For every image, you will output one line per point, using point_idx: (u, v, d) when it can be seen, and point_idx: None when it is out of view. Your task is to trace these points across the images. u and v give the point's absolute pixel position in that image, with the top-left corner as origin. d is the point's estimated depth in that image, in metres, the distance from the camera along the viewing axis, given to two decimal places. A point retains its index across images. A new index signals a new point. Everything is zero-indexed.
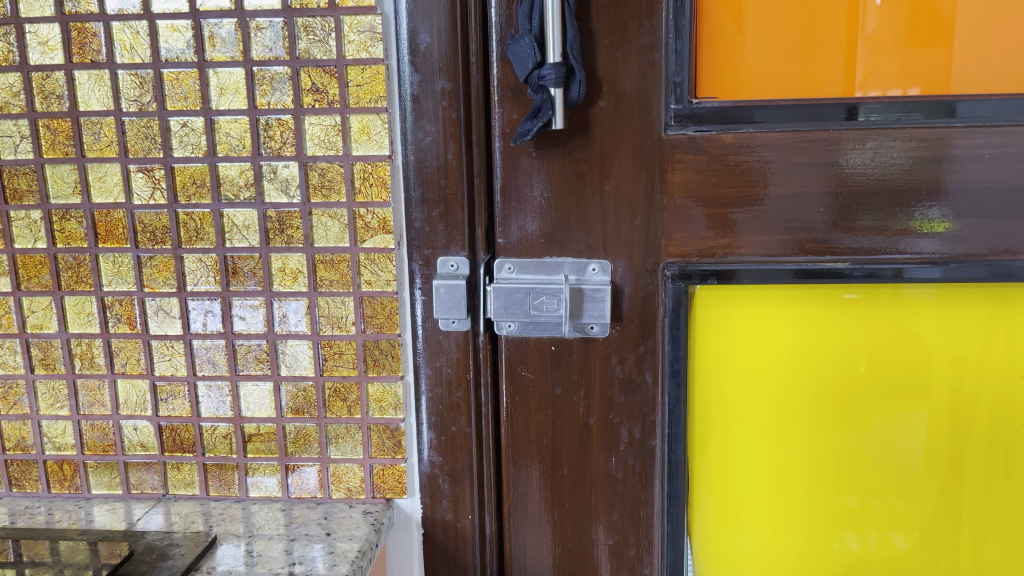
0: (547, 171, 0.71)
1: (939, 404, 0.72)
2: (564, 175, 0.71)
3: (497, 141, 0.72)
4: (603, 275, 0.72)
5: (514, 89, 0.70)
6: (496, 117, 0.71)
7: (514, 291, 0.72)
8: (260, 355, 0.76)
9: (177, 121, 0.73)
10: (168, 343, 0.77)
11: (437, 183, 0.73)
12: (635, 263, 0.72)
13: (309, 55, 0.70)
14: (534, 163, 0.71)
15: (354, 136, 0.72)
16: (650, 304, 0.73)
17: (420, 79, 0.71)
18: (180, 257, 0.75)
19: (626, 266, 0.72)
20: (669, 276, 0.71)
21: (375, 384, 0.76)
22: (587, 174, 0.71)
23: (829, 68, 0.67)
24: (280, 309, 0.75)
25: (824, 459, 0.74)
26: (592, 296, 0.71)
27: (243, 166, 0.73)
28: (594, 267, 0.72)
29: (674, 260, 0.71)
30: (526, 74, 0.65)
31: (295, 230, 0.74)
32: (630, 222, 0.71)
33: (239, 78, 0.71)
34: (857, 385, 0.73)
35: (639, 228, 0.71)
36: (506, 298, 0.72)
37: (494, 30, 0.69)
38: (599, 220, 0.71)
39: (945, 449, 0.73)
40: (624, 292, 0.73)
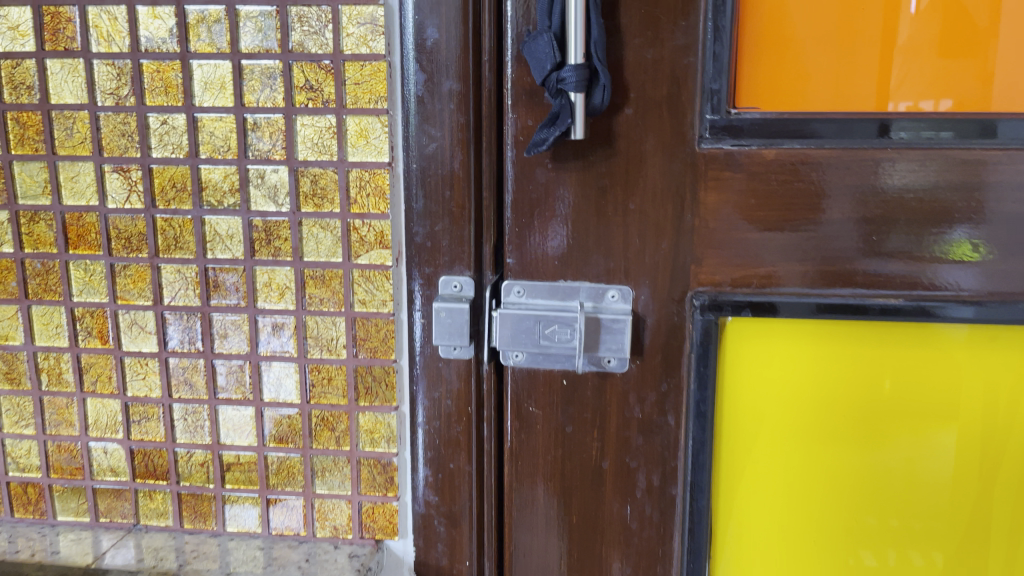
0: (565, 185, 0.63)
1: (971, 420, 0.63)
2: (583, 190, 0.63)
3: (509, 149, 0.64)
4: (623, 302, 0.64)
5: (530, 92, 0.62)
6: (509, 123, 0.64)
7: (523, 318, 0.64)
8: (241, 377, 0.69)
9: (157, 118, 0.66)
10: (142, 361, 0.70)
11: (441, 195, 0.65)
12: (660, 290, 0.64)
13: (303, 49, 0.63)
14: (550, 176, 0.63)
15: (350, 141, 0.65)
16: (674, 337, 0.65)
17: (425, 78, 0.64)
18: (156, 267, 0.68)
19: (649, 294, 0.64)
20: (697, 307, 0.64)
21: (366, 415, 0.69)
22: (611, 189, 0.63)
23: (861, 82, 0.59)
24: (266, 327, 0.68)
25: (842, 476, 0.65)
26: (611, 327, 0.63)
27: (227, 169, 0.66)
28: (614, 294, 0.64)
29: (703, 289, 0.64)
30: (543, 75, 0.58)
31: (283, 241, 0.66)
32: (656, 244, 0.63)
33: (225, 72, 0.64)
34: (879, 397, 0.64)
35: (665, 252, 0.63)
36: (513, 325, 0.64)
37: (509, 26, 0.62)
38: (621, 241, 0.64)
39: (974, 473, 0.64)
40: (646, 323, 0.65)
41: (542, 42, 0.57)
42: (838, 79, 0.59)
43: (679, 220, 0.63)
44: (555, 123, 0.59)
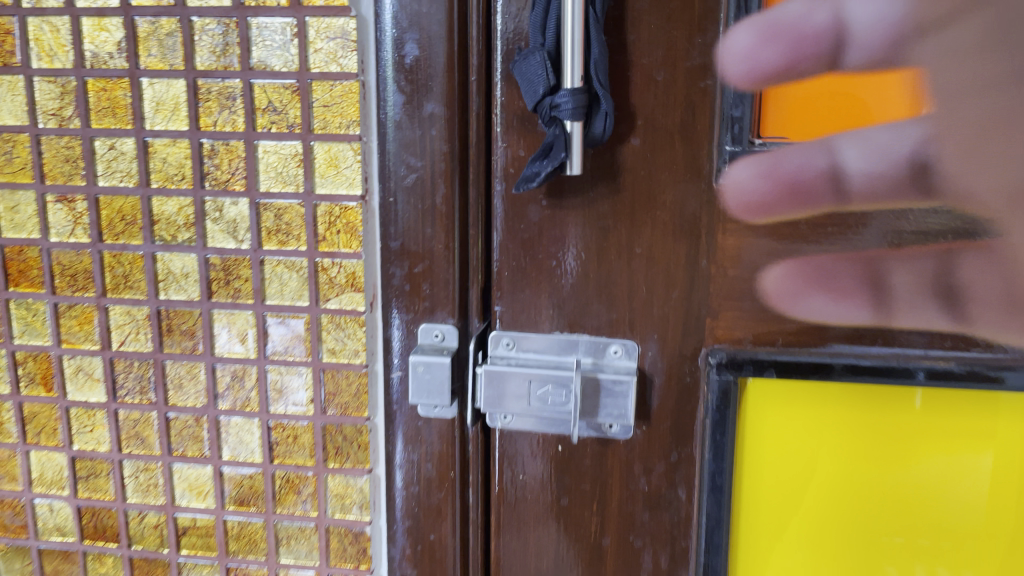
0: (562, 223, 0.55)
1: (1014, 441, 0.53)
2: (583, 230, 0.55)
3: (497, 183, 0.56)
4: (626, 359, 0.56)
5: (522, 117, 0.54)
6: (498, 154, 0.55)
7: (512, 377, 0.56)
8: (198, 433, 0.62)
9: (104, 142, 0.58)
10: (89, 412, 0.63)
11: (422, 233, 0.57)
12: (670, 346, 0.56)
13: (265, 66, 0.56)
14: (544, 214, 0.55)
15: (319, 170, 0.57)
16: (686, 400, 0.56)
17: (404, 101, 0.56)
18: (104, 308, 0.61)
19: (657, 350, 0.56)
20: (713, 365, 0.55)
21: (336, 477, 0.61)
22: (614, 229, 0.55)
23: (894, 87, 0.49)
24: (225, 378, 0.61)
25: (863, 503, 0.55)
26: (612, 389, 0.55)
27: (182, 201, 0.58)
28: (616, 350, 0.56)
29: (721, 346, 0.55)
30: (535, 100, 0.50)
31: (243, 282, 0.59)
32: (666, 293, 0.55)
33: (179, 92, 0.57)
34: (907, 415, 0.54)
35: (676, 303, 0.55)
36: (500, 384, 0.56)
37: (499, 43, 0.54)
38: (626, 289, 0.55)
39: (1017, 501, 0.54)
40: (654, 383, 0.56)
41: (534, 61, 0.49)
42: (867, 81, 0.49)
43: (693, 266, 0.54)
44: (547, 158, 0.51)
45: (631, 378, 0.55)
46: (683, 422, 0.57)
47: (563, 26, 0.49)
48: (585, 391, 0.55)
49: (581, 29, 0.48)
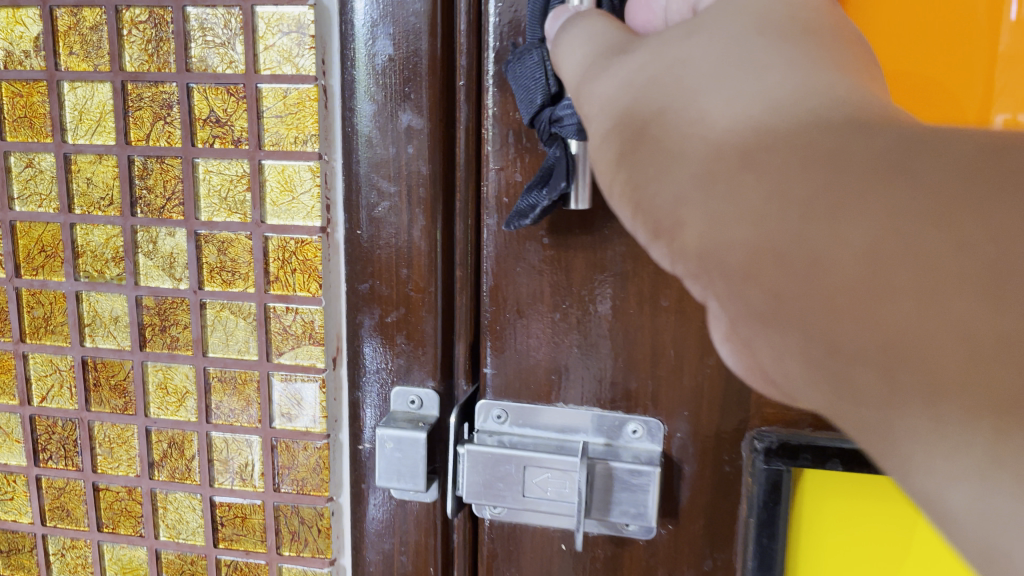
0: (568, 268, 0.44)
1: None
2: (593, 277, 0.43)
3: (488, 216, 0.44)
4: (648, 442, 0.44)
5: (520, 133, 0.43)
6: (489, 179, 0.44)
7: (502, 460, 0.44)
8: (131, 507, 0.52)
9: (20, 159, 0.48)
10: (8, 477, 0.53)
11: (395, 275, 0.47)
12: (704, 426, 0.44)
13: (205, 66, 0.45)
14: (547, 256, 0.44)
15: (270, 197, 0.46)
16: (723, 495, 0.44)
17: (374, 110, 0.45)
18: (22, 357, 0.51)
19: (688, 430, 0.44)
20: (760, 454, 0.42)
21: (292, 567, 0.51)
22: (634, 277, 0.43)
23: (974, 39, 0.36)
24: (161, 445, 0.50)
25: None
26: (628, 481, 0.43)
27: (110, 230, 0.48)
28: (635, 430, 0.44)
29: (770, 428, 0.43)
30: (532, 113, 0.38)
31: (181, 330, 0.48)
32: (699, 359, 0.43)
33: (105, 98, 0.47)
34: None
35: (713, 373, 0.43)
36: (487, 469, 0.45)
37: (490, 38, 0.42)
38: (648, 353, 0.44)
39: None
40: (683, 472, 0.44)
41: (528, 62, 0.38)
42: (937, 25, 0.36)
43: None
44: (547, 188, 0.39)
45: (653, 468, 0.43)
46: (719, 523, 0.45)
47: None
48: (594, 482, 0.44)
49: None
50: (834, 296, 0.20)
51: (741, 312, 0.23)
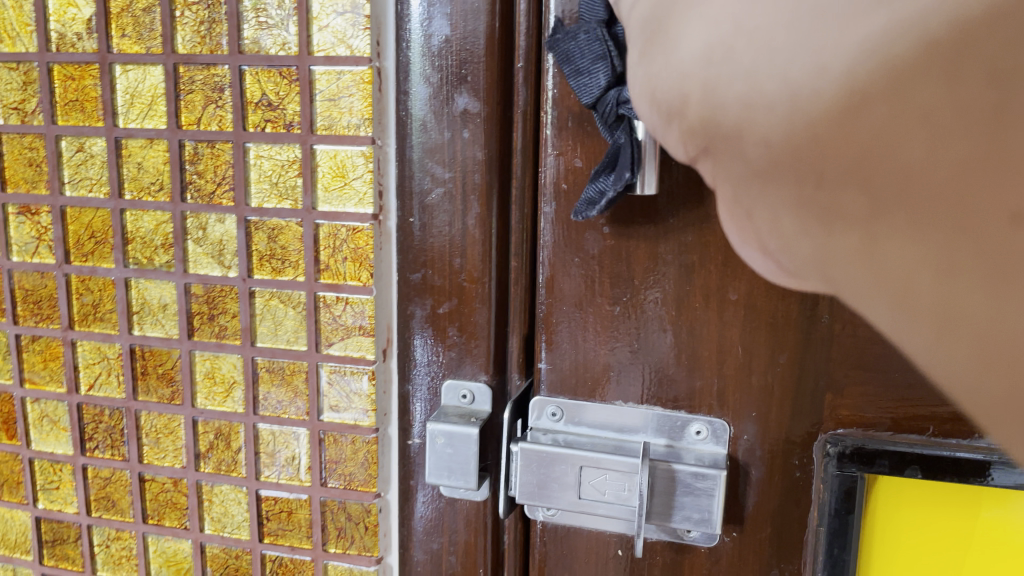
0: (628, 260, 0.42)
1: None
2: (657, 270, 0.41)
3: (545, 204, 0.43)
4: (712, 444, 0.42)
5: (581, 117, 0.41)
6: (546, 165, 0.42)
7: (557, 459, 0.42)
8: (176, 499, 0.51)
9: (71, 143, 0.48)
10: (56, 465, 0.52)
11: (448, 265, 0.45)
12: (772, 428, 0.42)
13: (258, 48, 0.44)
14: (606, 246, 0.42)
15: (322, 182, 0.45)
16: (793, 503, 0.42)
17: (430, 94, 0.43)
18: (71, 344, 0.50)
19: (756, 433, 0.42)
20: (833, 456, 0.40)
21: (337, 565, 0.49)
22: (699, 269, 0.41)
23: None
24: (208, 435, 0.49)
25: None
26: (691, 485, 0.41)
27: (160, 216, 0.47)
28: (699, 430, 0.42)
29: (845, 432, 0.40)
30: (595, 97, 0.35)
31: (230, 318, 0.47)
32: (769, 358, 0.41)
33: (157, 81, 0.46)
34: None
35: (783, 373, 0.41)
36: (541, 469, 0.43)
37: (551, 14, 0.41)
38: (714, 349, 0.41)
39: None
40: (749, 477, 0.42)
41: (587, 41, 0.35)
42: None
43: (808, 323, 0.40)
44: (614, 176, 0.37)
45: (718, 472, 0.40)
46: (787, 533, 0.42)
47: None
48: (655, 484, 0.41)
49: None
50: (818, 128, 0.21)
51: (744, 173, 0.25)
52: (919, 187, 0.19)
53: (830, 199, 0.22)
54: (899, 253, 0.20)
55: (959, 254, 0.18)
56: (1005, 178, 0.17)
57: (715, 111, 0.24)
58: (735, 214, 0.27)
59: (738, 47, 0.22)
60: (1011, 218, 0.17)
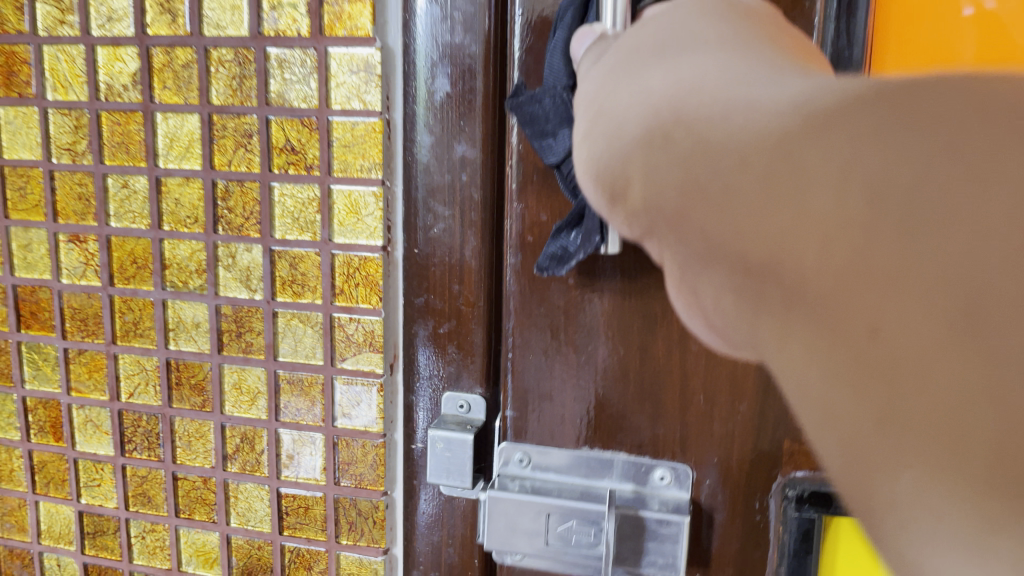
0: (591, 308, 0.48)
1: None
2: (624, 320, 0.47)
3: (511, 254, 0.49)
4: (675, 489, 0.48)
5: (545, 172, 0.47)
6: (512, 215, 0.48)
7: (535, 507, 0.48)
8: (206, 496, 0.57)
9: (116, 180, 0.54)
10: (98, 465, 0.59)
11: (448, 289, 0.51)
12: (733, 464, 0.48)
13: (283, 101, 0.50)
14: (572, 296, 0.48)
15: (338, 218, 0.51)
16: (750, 519, 0.48)
17: (433, 141, 0.50)
18: (113, 356, 0.57)
19: (717, 478, 0.48)
20: (792, 499, 0.47)
21: (348, 556, 0.55)
22: (662, 321, 0.47)
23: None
24: (234, 438, 0.56)
25: None
26: (657, 530, 0.47)
27: (194, 245, 0.54)
28: (662, 476, 0.48)
29: (801, 475, 0.47)
30: (558, 159, 0.41)
31: (255, 335, 0.54)
32: (731, 404, 0.47)
33: (193, 127, 0.52)
34: None
35: (744, 417, 0.47)
36: (513, 515, 0.48)
37: (516, 71, 0.47)
38: (677, 391, 0.47)
39: None
40: (713, 518, 0.49)
41: (551, 105, 0.39)
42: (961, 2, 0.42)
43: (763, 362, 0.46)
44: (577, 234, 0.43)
45: (682, 518, 0.46)
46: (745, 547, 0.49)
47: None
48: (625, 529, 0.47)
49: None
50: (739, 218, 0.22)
51: (686, 254, 0.25)
52: (817, 282, 0.19)
53: (755, 285, 0.22)
54: (804, 353, 0.20)
55: (849, 356, 0.18)
56: (888, 278, 0.17)
57: (653, 191, 0.25)
58: (680, 291, 0.27)
59: (667, 115, 0.25)
60: (872, 329, 0.18)
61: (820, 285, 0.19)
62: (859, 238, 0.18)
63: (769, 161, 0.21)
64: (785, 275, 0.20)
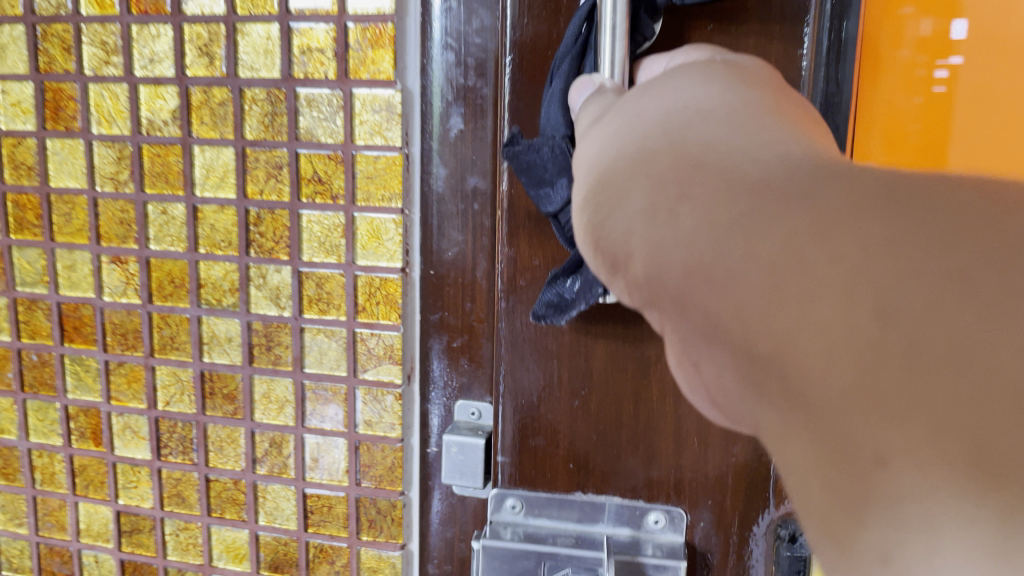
0: (585, 354, 0.52)
1: None
2: (618, 364, 0.51)
3: (505, 300, 0.52)
4: (669, 531, 0.53)
5: (538, 221, 0.50)
6: (507, 263, 0.51)
7: (536, 557, 0.52)
8: (236, 496, 0.62)
9: (156, 207, 0.59)
10: (135, 468, 0.64)
11: (461, 307, 0.57)
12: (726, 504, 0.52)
13: (312, 137, 0.55)
14: (566, 341, 0.52)
15: (360, 242, 0.56)
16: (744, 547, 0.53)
17: (447, 174, 0.56)
18: (151, 368, 0.62)
19: (710, 520, 0.53)
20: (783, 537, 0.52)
21: (368, 551, 0.60)
22: (655, 365, 0.51)
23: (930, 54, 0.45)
24: (263, 442, 0.61)
25: None
26: None
27: (228, 266, 0.59)
28: (656, 519, 0.53)
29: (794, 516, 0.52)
30: (554, 207, 0.42)
31: (283, 348, 0.59)
32: (725, 447, 0.51)
33: (228, 159, 0.57)
34: None
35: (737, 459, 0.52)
36: (512, 563, 0.52)
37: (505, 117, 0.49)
38: (671, 432, 0.52)
39: None
40: (706, 556, 0.54)
41: (550, 155, 0.40)
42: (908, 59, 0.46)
43: None
44: (574, 281, 0.44)
45: (677, 564, 0.52)
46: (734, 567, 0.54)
47: (603, 42, 0.39)
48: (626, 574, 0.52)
49: (626, 34, 0.38)
50: (749, 314, 0.21)
51: (688, 332, 0.23)
52: (824, 395, 0.19)
53: (759, 377, 0.21)
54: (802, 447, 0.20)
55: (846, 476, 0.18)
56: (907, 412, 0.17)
57: (656, 272, 0.23)
58: (679, 363, 0.25)
59: (668, 187, 0.24)
60: (877, 458, 0.18)
61: (823, 395, 0.19)
62: (860, 353, 0.18)
63: (776, 245, 0.20)
64: (787, 376, 0.20)
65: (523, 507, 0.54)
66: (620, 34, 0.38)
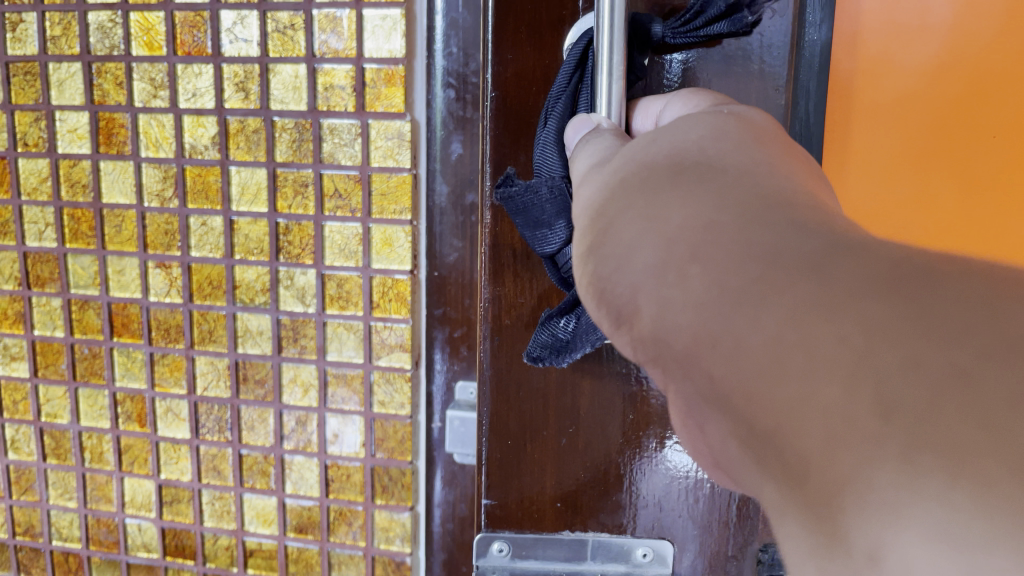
0: (572, 392, 0.49)
1: None
2: (606, 399, 0.49)
3: (487, 337, 0.49)
4: (659, 566, 0.50)
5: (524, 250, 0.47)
6: (488, 300, 0.48)
7: None
8: (265, 468, 0.72)
9: (197, 220, 0.69)
10: (176, 446, 0.73)
11: (460, 302, 0.68)
12: (712, 536, 0.49)
13: (333, 159, 0.65)
14: (551, 378, 0.49)
15: (375, 248, 0.66)
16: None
17: (449, 190, 0.67)
18: (191, 358, 0.71)
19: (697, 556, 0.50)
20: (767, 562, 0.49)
21: (382, 512, 0.70)
22: (642, 398, 0.48)
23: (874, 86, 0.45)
24: (290, 421, 0.70)
25: None
26: None
27: (260, 270, 0.68)
28: (645, 553, 0.50)
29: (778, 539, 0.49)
30: (554, 247, 0.40)
31: (309, 339, 0.69)
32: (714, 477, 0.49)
33: (261, 178, 0.67)
34: None
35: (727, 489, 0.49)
36: None
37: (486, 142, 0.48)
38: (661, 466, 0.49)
39: None
40: None
41: (548, 193, 0.39)
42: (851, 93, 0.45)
43: None
44: (568, 320, 0.42)
45: None
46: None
47: (599, 81, 0.38)
48: None
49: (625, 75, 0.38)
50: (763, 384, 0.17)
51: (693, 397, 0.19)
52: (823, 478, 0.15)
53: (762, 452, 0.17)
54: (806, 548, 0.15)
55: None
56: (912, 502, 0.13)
57: (662, 331, 0.20)
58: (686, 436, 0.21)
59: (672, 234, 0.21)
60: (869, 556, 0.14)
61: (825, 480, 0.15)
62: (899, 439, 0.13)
63: (785, 309, 0.17)
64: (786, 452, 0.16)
65: (510, 549, 0.51)
66: (617, 73, 0.38)
